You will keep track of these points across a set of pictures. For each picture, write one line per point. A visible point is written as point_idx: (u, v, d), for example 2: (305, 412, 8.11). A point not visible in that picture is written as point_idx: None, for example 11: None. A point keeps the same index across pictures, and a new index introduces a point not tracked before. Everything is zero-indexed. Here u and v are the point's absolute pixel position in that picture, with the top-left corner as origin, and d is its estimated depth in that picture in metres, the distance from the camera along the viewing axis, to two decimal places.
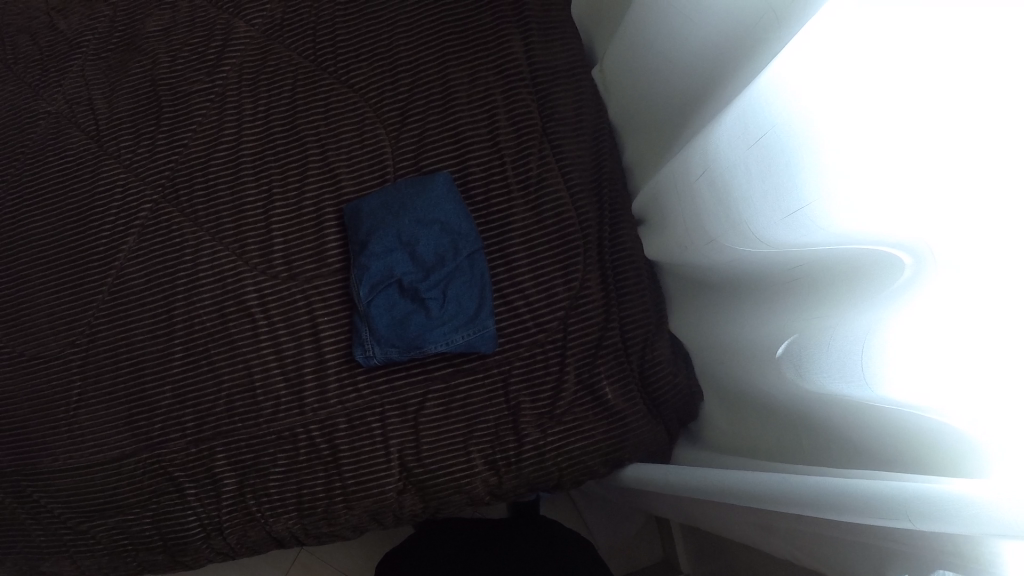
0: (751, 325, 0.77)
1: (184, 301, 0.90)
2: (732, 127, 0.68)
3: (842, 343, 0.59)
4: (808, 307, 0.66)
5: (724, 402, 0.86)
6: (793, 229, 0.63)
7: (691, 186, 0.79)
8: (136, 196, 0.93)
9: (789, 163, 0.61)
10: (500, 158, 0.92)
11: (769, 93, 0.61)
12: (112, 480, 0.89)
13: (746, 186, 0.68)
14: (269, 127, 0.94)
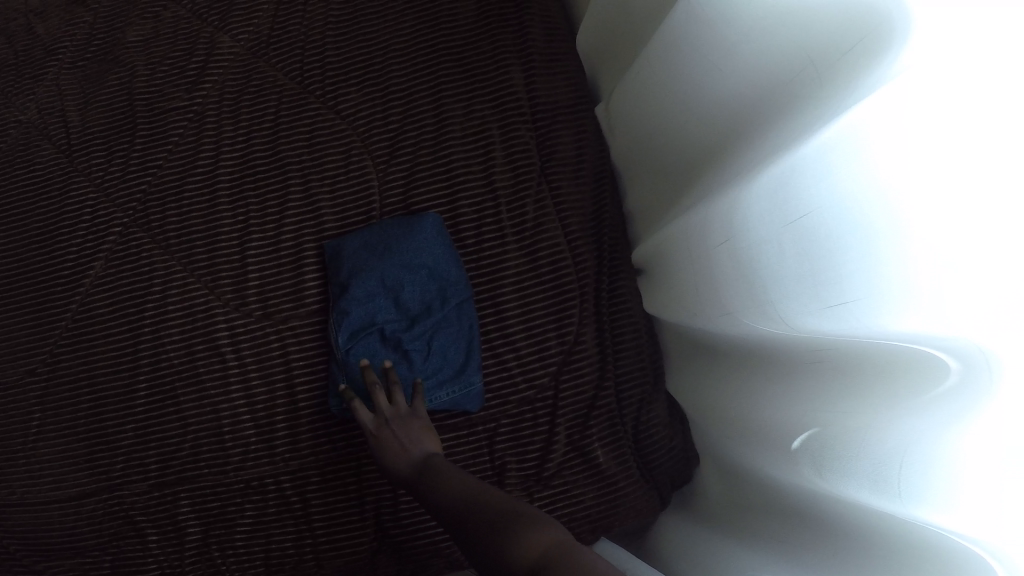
0: (766, 401, 0.69)
1: (151, 335, 0.84)
2: (758, 193, 0.60)
3: (864, 448, 0.53)
4: (835, 397, 0.58)
5: (721, 481, 0.81)
6: (832, 322, 0.54)
7: (712, 245, 0.71)
8: (105, 218, 0.87)
9: (832, 248, 0.52)
10: (494, 198, 0.87)
11: (816, 166, 0.52)
12: (69, 521, 0.84)
13: (777, 262, 0.60)
14: (249, 152, 0.89)
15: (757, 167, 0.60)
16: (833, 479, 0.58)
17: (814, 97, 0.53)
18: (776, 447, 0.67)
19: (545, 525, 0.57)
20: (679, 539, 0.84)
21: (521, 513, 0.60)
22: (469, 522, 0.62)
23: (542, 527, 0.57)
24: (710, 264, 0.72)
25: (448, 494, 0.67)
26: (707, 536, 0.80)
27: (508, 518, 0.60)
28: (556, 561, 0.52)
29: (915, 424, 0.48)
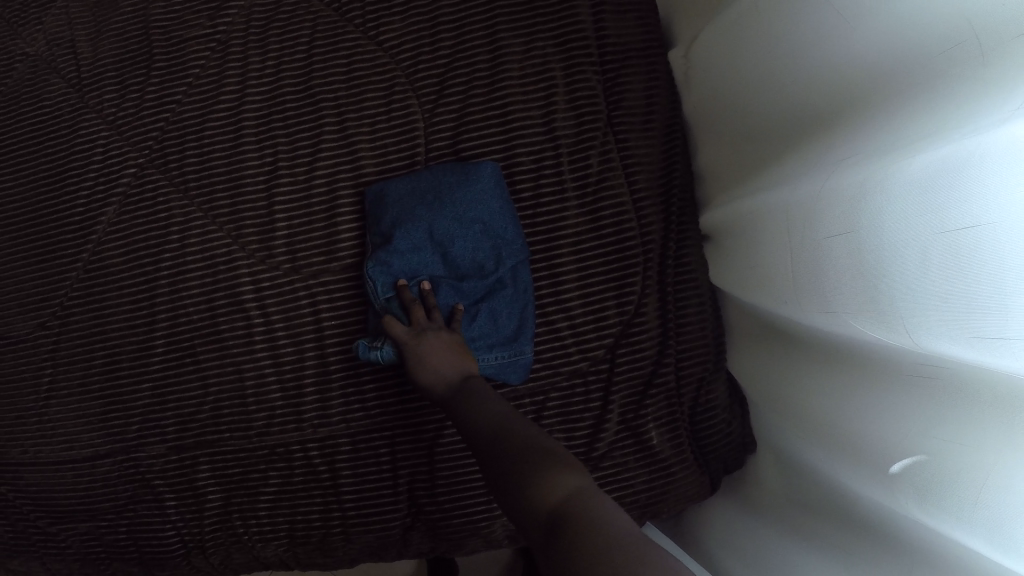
0: (855, 409, 0.63)
1: (168, 289, 0.78)
2: (904, 186, 0.53)
3: (1010, 503, 0.47)
4: (953, 426, 0.52)
5: (784, 478, 0.75)
6: (978, 353, 0.48)
7: (818, 233, 0.63)
8: (119, 158, 0.80)
9: (995, 271, 0.46)
10: (550, 149, 0.78)
11: (994, 174, 0.45)
12: (84, 482, 0.80)
13: (916, 271, 0.53)
14: (279, 87, 0.80)
15: (907, 156, 0.53)
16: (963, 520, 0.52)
17: (995, 90, 0.45)
18: (867, 461, 0.62)
19: (563, 469, 0.45)
20: (730, 529, 0.79)
21: (539, 453, 0.48)
22: (486, 450, 0.52)
23: (558, 472, 0.45)
24: (809, 252, 0.65)
25: (475, 417, 0.57)
26: (766, 536, 0.74)
27: (526, 454, 0.48)
28: (576, 512, 0.41)
29: None
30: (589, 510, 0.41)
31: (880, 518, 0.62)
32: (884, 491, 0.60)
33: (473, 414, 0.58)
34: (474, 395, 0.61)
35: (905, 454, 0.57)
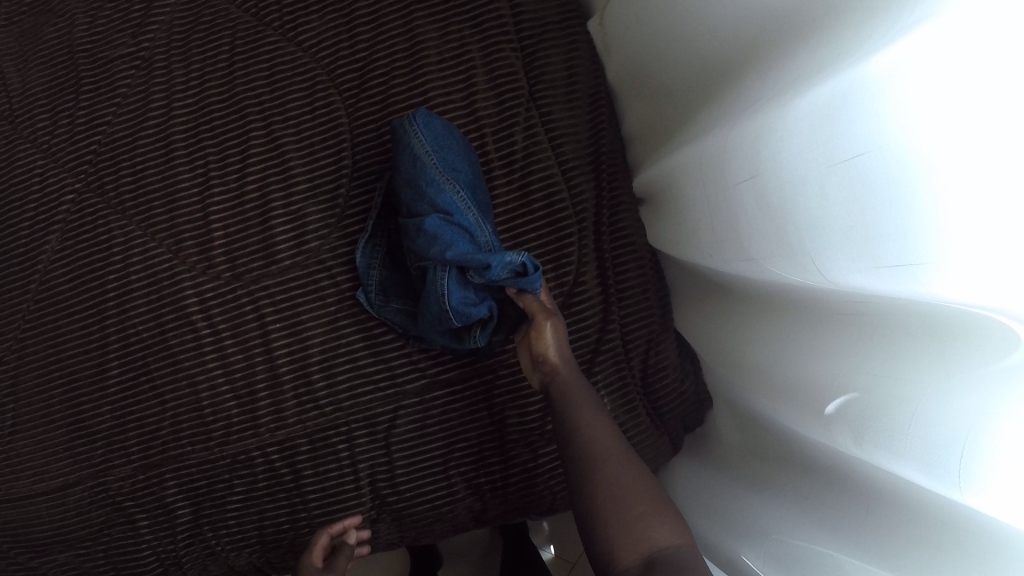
0: (796, 354, 0.65)
1: (117, 311, 0.79)
2: (788, 126, 0.53)
3: (937, 428, 0.50)
4: (887, 360, 0.55)
5: (742, 426, 0.78)
6: (880, 285, 0.49)
7: (724, 185, 0.64)
8: (57, 185, 0.81)
9: (878, 200, 0.46)
10: (475, 130, 0.79)
11: (861, 104, 0.46)
12: (57, 513, 0.80)
13: (806, 214, 0.54)
14: (204, 98, 0.81)
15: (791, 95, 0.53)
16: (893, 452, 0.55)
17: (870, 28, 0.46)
18: (805, 405, 0.64)
19: (660, 519, 0.59)
20: (698, 488, 0.83)
21: (637, 497, 0.61)
22: (585, 480, 0.63)
23: (655, 523, 0.59)
24: (721, 205, 0.65)
25: (594, 445, 0.65)
26: (735, 485, 0.78)
27: (629, 495, 0.61)
28: (667, 564, 0.56)
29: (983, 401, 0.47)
30: (674, 563, 0.56)
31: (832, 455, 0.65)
32: (823, 432, 0.63)
33: (589, 441, 0.65)
34: (593, 408, 0.68)
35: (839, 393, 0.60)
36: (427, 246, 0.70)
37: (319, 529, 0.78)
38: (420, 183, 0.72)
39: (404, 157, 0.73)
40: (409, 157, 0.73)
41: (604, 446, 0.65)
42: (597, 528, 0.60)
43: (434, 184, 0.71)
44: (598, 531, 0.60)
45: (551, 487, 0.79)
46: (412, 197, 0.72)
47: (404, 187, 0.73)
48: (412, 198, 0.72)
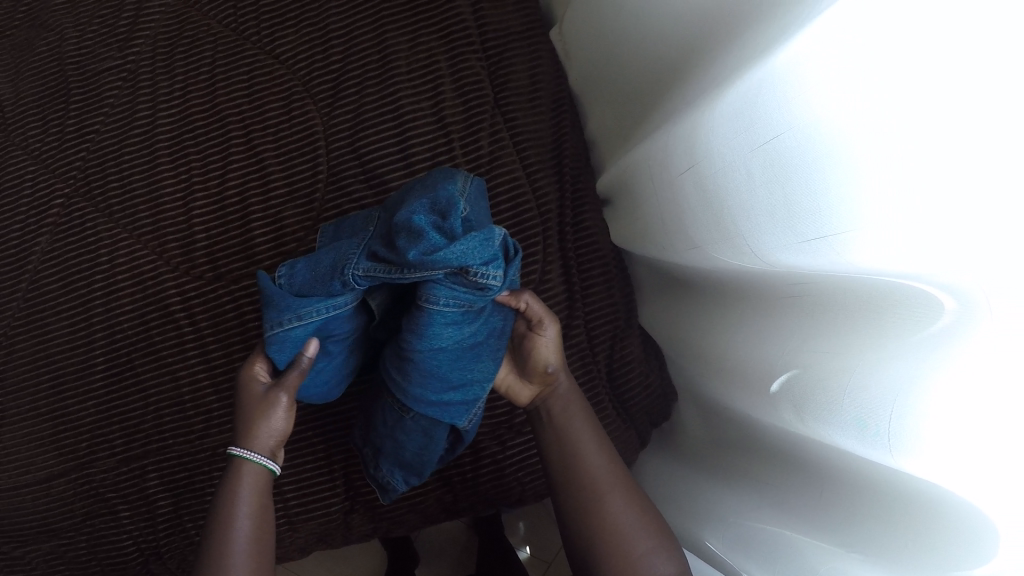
0: (745, 341, 0.67)
1: (102, 310, 0.83)
2: (721, 116, 0.56)
3: (859, 399, 0.53)
4: (825, 336, 0.57)
5: (702, 415, 0.80)
6: (808, 261, 0.51)
7: (669, 178, 0.67)
8: (46, 189, 0.85)
9: (798, 177, 0.48)
10: (443, 136, 0.82)
11: (777, 87, 0.48)
12: (41, 504, 0.83)
13: (735, 199, 0.57)
14: (187, 107, 0.86)
15: (722, 86, 0.56)
16: (824, 426, 0.57)
17: (774, 22, 0.50)
18: (755, 389, 0.66)
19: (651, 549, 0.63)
20: (668, 480, 0.85)
21: (629, 530, 0.64)
22: (569, 489, 0.67)
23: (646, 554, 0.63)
24: (671, 198, 0.68)
25: (580, 451, 0.68)
26: (695, 475, 0.80)
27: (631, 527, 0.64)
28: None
29: (894, 369, 0.50)
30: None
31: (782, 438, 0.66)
32: (771, 415, 0.64)
33: (575, 449, 0.68)
34: (582, 418, 0.70)
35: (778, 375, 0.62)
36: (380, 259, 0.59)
37: (252, 354, 0.70)
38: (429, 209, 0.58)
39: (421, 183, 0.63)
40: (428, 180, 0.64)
41: (593, 456, 0.68)
42: (588, 550, 0.64)
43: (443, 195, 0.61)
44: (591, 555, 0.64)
45: (519, 477, 0.83)
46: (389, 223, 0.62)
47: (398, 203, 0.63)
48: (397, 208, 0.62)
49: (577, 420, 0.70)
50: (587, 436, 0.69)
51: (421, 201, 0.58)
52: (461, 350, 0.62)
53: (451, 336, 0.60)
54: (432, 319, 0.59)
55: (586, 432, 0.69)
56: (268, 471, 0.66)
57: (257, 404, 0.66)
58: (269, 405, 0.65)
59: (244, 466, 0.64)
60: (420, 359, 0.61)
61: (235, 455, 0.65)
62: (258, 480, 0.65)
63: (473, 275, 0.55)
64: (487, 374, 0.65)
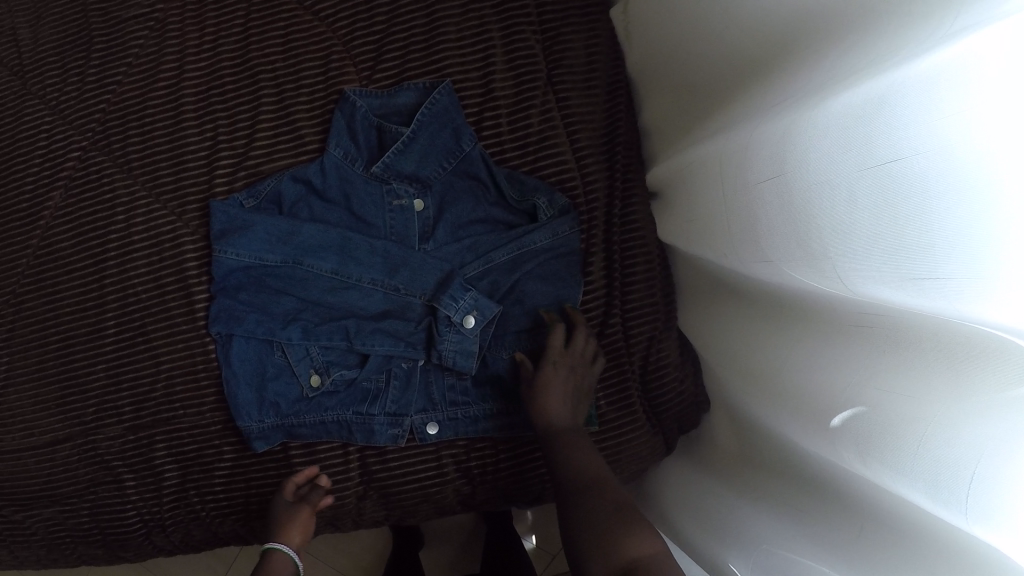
0: (805, 363, 0.62)
1: (117, 271, 0.79)
2: (827, 123, 0.50)
3: (946, 454, 0.48)
4: (898, 374, 0.52)
5: (734, 424, 0.76)
6: (905, 297, 0.46)
7: (745, 184, 0.62)
8: (62, 141, 0.81)
9: (918, 208, 0.43)
10: (489, 108, 0.79)
11: (907, 106, 0.43)
12: (44, 468, 0.80)
13: (830, 219, 0.52)
14: (216, 61, 0.81)
15: (832, 91, 0.50)
16: (895, 472, 0.52)
17: (902, 34, 0.45)
18: (814, 417, 0.61)
19: (643, 532, 0.54)
20: (690, 492, 0.80)
21: (616, 520, 0.56)
22: (576, 496, 0.60)
23: (638, 535, 0.54)
24: (747, 201, 0.62)
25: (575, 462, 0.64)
26: (720, 487, 0.76)
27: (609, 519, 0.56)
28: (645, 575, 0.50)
29: (986, 432, 0.45)
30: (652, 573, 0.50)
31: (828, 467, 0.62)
32: (827, 443, 0.60)
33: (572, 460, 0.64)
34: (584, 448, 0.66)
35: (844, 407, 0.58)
36: (324, 204, 0.79)
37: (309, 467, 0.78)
38: (457, 154, 0.78)
39: (428, 142, 0.77)
40: (425, 154, 0.78)
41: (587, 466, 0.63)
42: (583, 540, 0.56)
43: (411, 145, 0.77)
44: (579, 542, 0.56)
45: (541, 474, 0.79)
46: (398, 205, 0.79)
47: (391, 217, 0.79)
48: (394, 157, 0.77)
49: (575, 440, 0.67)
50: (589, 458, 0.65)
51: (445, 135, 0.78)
52: (543, 264, 0.77)
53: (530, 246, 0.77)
54: (532, 250, 0.77)
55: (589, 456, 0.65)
56: (292, 565, 0.74)
57: (283, 513, 0.75)
58: (300, 517, 0.75)
59: (274, 561, 0.73)
60: (247, 294, 0.77)
61: (268, 550, 0.74)
62: (285, 573, 0.74)
63: (528, 195, 0.78)
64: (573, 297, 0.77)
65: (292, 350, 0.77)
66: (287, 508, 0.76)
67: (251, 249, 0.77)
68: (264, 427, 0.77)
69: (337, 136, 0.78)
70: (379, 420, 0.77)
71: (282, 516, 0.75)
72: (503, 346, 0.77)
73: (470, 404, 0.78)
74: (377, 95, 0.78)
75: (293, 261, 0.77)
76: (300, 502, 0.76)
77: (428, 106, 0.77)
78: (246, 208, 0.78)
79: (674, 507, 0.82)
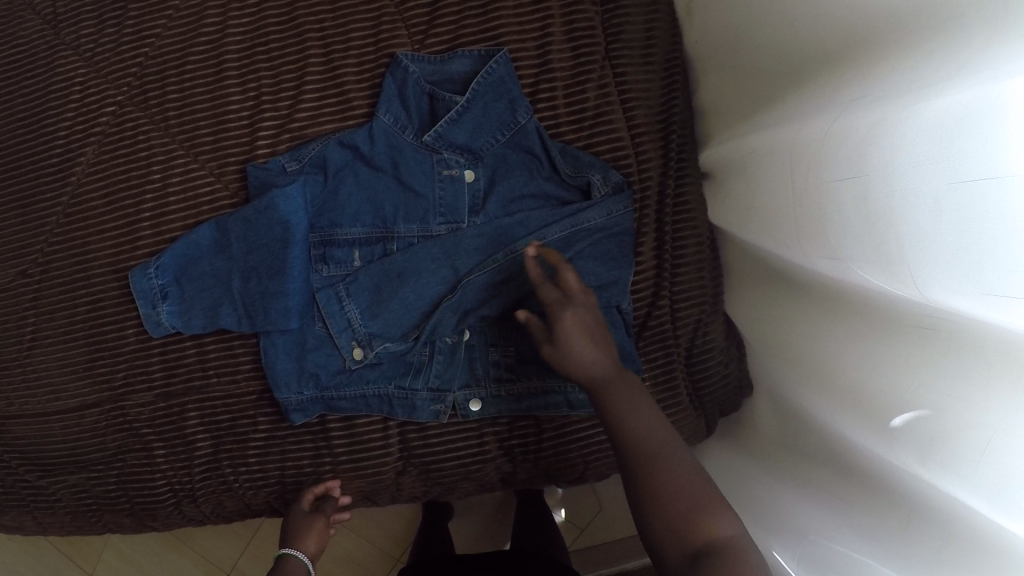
0: (859, 358, 0.60)
1: (151, 231, 0.76)
2: (916, 131, 0.49)
3: (1004, 465, 0.45)
4: (951, 377, 0.50)
5: (771, 407, 0.75)
6: (986, 312, 0.45)
7: (819, 179, 0.61)
8: (97, 94, 0.78)
9: (1006, 225, 0.42)
10: (545, 80, 0.78)
11: (1001, 126, 0.41)
12: (72, 433, 0.78)
13: (912, 218, 0.50)
14: (262, 18, 0.78)
15: (921, 97, 0.49)
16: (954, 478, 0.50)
17: (993, 36, 0.43)
18: (869, 415, 0.59)
19: (721, 512, 0.48)
20: (733, 476, 0.80)
21: (693, 498, 0.49)
22: (656, 453, 0.52)
23: (716, 516, 0.48)
24: (819, 200, 0.61)
25: (627, 418, 0.55)
26: (766, 477, 0.75)
27: (680, 495, 0.49)
28: (722, 558, 0.45)
29: None
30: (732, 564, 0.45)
31: (872, 464, 0.60)
32: (880, 441, 0.58)
33: (624, 417, 0.55)
34: (634, 391, 0.57)
35: (902, 408, 0.55)
36: (371, 172, 0.76)
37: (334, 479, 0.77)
38: (512, 126, 0.76)
39: (482, 113, 0.75)
40: (478, 124, 0.75)
41: (646, 429, 0.54)
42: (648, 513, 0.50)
43: (466, 114, 0.75)
44: (652, 507, 0.50)
45: (582, 455, 0.77)
46: (448, 175, 0.76)
47: (440, 188, 0.76)
48: (447, 126, 0.75)
49: (631, 394, 0.57)
50: (649, 419, 0.55)
51: (502, 106, 0.75)
52: (595, 238, 0.75)
53: (584, 221, 0.74)
54: (587, 228, 0.74)
55: (646, 412, 0.55)
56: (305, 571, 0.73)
57: (300, 520, 0.75)
58: (315, 528, 0.74)
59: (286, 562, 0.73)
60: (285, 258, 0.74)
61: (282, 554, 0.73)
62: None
63: (582, 172, 0.76)
64: (624, 275, 0.75)
65: (333, 321, 0.75)
66: (302, 518, 0.75)
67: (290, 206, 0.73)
68: (304, 400, 0.75)
69: (388, 101, 0.75)
70: (421, 395, 0.75)
71: (297, 524, 0.75)
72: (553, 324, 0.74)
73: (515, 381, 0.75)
74: (431, 61, 0.76)
75: (325, 238, 0.76)
76: (315, 512, 0.75)
77: (484, 76, 0.75)
78: (292, 172, 0.75)
79: (717, 485, 0.82)
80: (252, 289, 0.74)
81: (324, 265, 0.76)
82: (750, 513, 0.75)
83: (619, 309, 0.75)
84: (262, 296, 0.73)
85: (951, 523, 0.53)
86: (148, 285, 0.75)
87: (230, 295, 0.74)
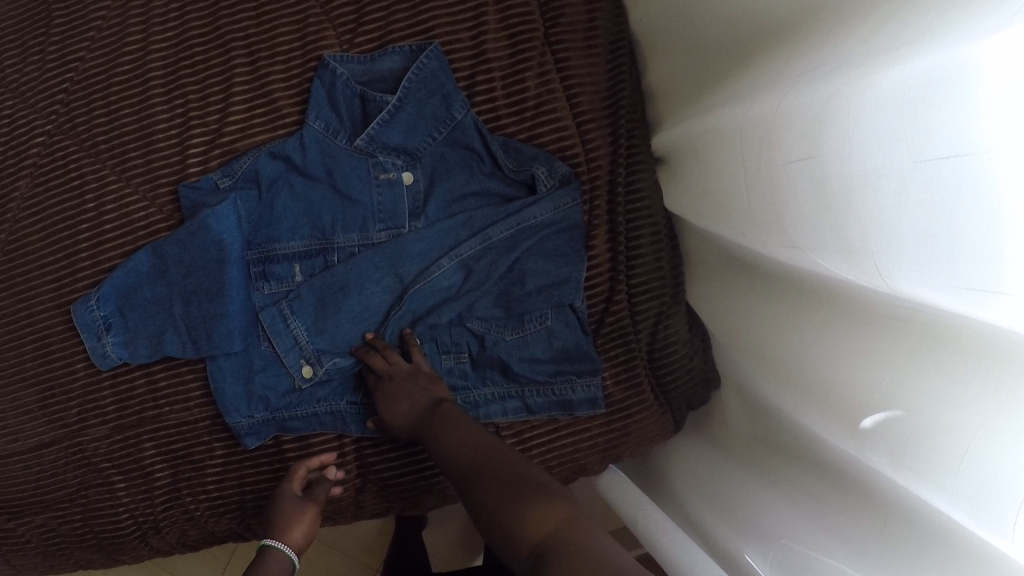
0: (829, 352, 0.54)
1: (89, 261, 0.74)
2: (871, 107, 0.43)
3: (986, 474, 0.39)
4: (932, 375, 0.44)
5: (740, 400, 0.71)
6: (958, 303, 0.39)
7: (771, 159, 0.55)
8: (26, 125, 0.76)
9: (976, 209, 0.36)
10: (482, 71, 0.73)
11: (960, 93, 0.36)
12: (33, 473, 0.77)
13: (864, 201, 0.45)
14: (185, 31, 0.75)
15: (874, 68, 0.42)
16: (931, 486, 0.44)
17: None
18: (835, 413, 0.53)
19: (553, 504, 0.51)
20: (702, 471, 0.75)
21: (528, 496, 0.52)
22: (470, 477, 0.57)
23: (547, 507, 0.51)
24: (773, 181, 0.55)
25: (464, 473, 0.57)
26: (738, 475, 0.70)
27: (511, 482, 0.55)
28: (554, 553, 0.46)
29: None
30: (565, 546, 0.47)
31: (850, 465, 0.55)
32: (850, 442, 0.52)
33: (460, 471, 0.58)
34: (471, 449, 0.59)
35: (873, 408, 0.49)
36: (305, 181, 0.73)
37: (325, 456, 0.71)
38: (449, 122, 0.72)
39: (417, 111, 0.72)
40: (413, 124, 0.72)
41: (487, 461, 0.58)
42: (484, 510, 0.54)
43: (398, 114, 0.71)
44: (483, 504, 0.55)
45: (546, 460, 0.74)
46: (386, 179, 0.72)
47: (378, 192, 0.72)
48: (380, 128, 0.71)
49: (471, 460, 0.59)
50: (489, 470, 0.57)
51: (436, 102, 0.72)
52: (543, 235, 0.71)
53: (529, 218, 0.70)
54: (533, 224, 0.70)
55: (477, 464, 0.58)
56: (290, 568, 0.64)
57: (290, 506, 0.67)
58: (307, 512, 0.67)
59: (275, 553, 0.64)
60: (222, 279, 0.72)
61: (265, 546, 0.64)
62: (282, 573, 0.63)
63: (525, 165, 0.72)
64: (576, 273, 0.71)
65: (280, 341, 0.72)
66: (292, 503, 0.68)
67: (222, 226, 0.70)
68: (256, 423, 0.73)
69: (317, 107, 0.72)
70: (375, 410, 0.73)
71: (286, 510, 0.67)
72: (504, 327, 0.73)
73: (469, 389, 0.72)
74: (360, 61, 0.73)
75: (265, 253, 0.73)
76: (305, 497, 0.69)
77: (416, 71, 0.71)
78: (223, 189, 0.72)
79: (687, 488, 0.76)
80: (192, 314, 0.71)
81: (264, 283, 0.73)
82: (721, 515, 0.70)
83: (573, 308, 0.72)
84: (203, 321, 0.71)
85: (931, 531, 0.47)
86: (92, 319, 0.73)
87: (173, 321, 0.72)
